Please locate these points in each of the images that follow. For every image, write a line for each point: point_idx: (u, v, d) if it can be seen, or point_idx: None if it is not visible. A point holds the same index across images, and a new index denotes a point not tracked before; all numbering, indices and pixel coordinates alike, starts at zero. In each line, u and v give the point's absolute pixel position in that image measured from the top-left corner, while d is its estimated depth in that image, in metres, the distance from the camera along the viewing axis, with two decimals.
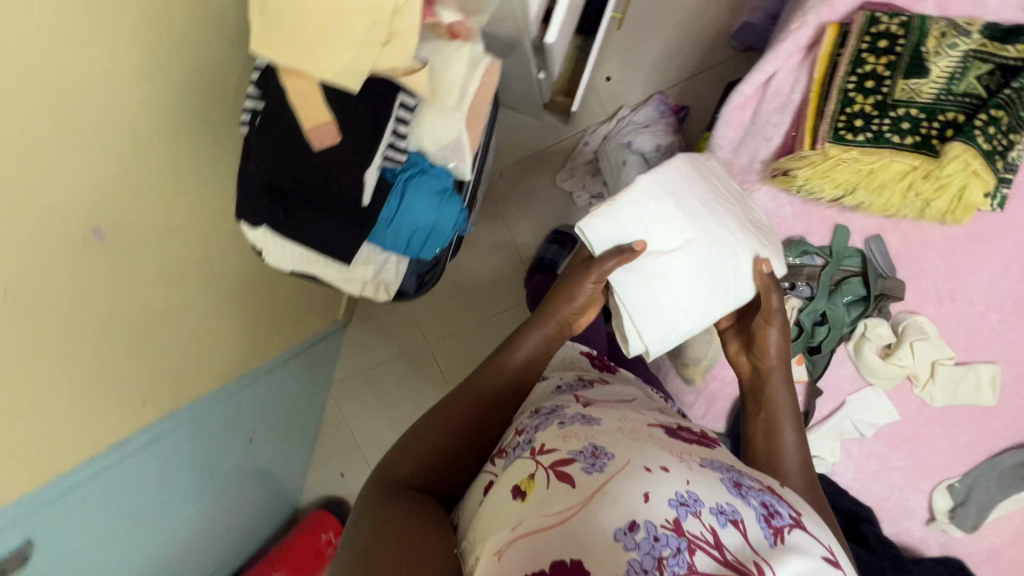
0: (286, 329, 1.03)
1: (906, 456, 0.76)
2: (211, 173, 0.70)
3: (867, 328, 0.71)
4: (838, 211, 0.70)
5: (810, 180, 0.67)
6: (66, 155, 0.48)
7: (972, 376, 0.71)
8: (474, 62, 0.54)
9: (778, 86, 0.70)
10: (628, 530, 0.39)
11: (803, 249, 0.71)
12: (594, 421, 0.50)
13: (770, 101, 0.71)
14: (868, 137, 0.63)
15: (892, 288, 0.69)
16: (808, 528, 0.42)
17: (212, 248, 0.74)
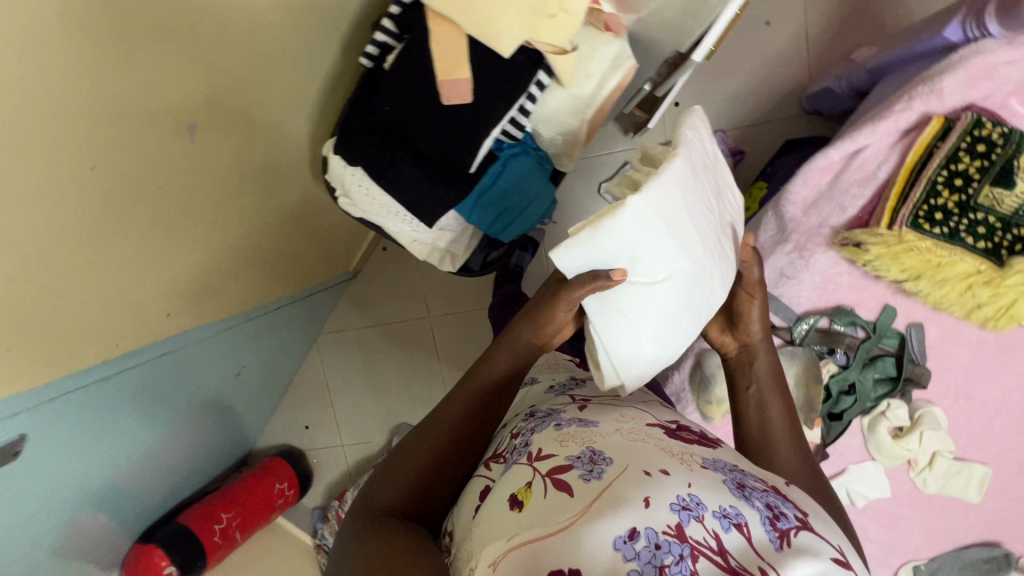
0: (302, 271, 0.99)
1: (885, 532, 0.80)
2: (290, 98, 0.65)
3: (888, 408, 0.74)
4: (891, 292, 0.72)
5: (879, 257, 0.69)
6: (166, 43, 0.43)
7: (966, 474, 0.76)
8: (617, 62, 0.54)
9: (864, 160, 0.72)
10: (628, 538, 0.37)
11: (850, 319, 0.73)
12: (590, 423, 0.50)
13: (853, 172, 0.73)
14: (943, 232, 0.66)
15: (919, 376, 0.73)
16: (814, 529, 0.40)
17: (269, 175, 0.70)
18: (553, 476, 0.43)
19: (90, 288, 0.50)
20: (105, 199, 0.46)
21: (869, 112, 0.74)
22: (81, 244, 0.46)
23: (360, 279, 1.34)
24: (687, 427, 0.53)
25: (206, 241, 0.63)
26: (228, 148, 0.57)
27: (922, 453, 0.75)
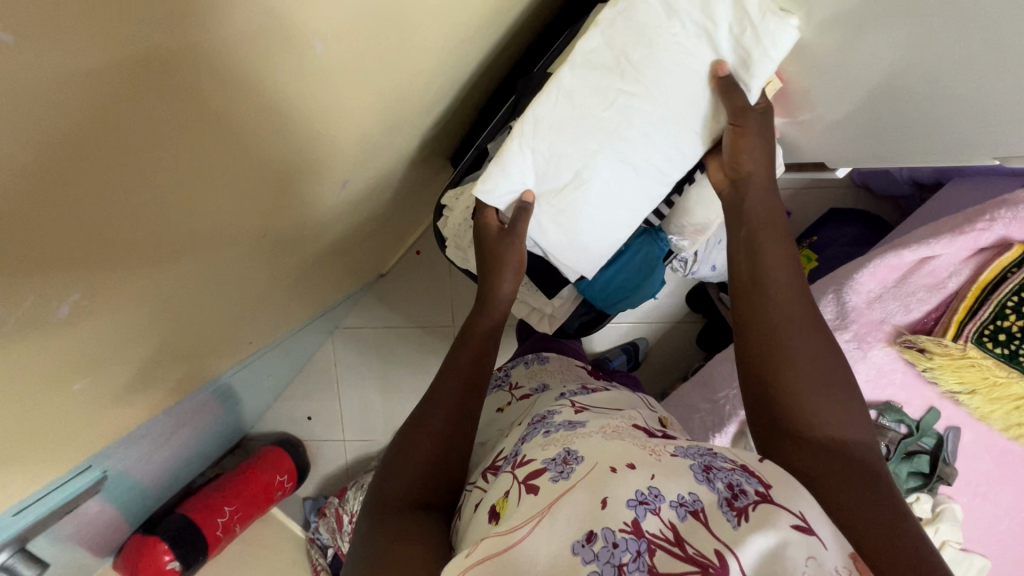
0: (345, 279, 0.94)
1: None
2: (411, 134, 0.61)
3: (915, 499, 0.80)
4: (940, 396, 0.78)
5: (940, 366, 0.74)
6: (345, 105, 0.40)
7: (970, 565, 0.81)
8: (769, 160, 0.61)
9: (935, 268, 0.74)
10: (586, 540, 0.33)
11: (898, 416, 0.78)
12: (577, 425, 0.48)
13: (922, 277, 0.76)
14: (1004, 352, 0.70)
15: (947, 474, 0.79)
16: (777, 499, 0.35)
17: (363, 204, 0.65)
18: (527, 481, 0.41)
19: (197, 316, 0.47)
20: (241, 237, 0.43)
21: (944, 220, 0.77)
22: (210, 283, 0.44)
23: (389, 278, 1.32)
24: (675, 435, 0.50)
25: (295, 261, 0.61)
26: (354, 183, 0.56)
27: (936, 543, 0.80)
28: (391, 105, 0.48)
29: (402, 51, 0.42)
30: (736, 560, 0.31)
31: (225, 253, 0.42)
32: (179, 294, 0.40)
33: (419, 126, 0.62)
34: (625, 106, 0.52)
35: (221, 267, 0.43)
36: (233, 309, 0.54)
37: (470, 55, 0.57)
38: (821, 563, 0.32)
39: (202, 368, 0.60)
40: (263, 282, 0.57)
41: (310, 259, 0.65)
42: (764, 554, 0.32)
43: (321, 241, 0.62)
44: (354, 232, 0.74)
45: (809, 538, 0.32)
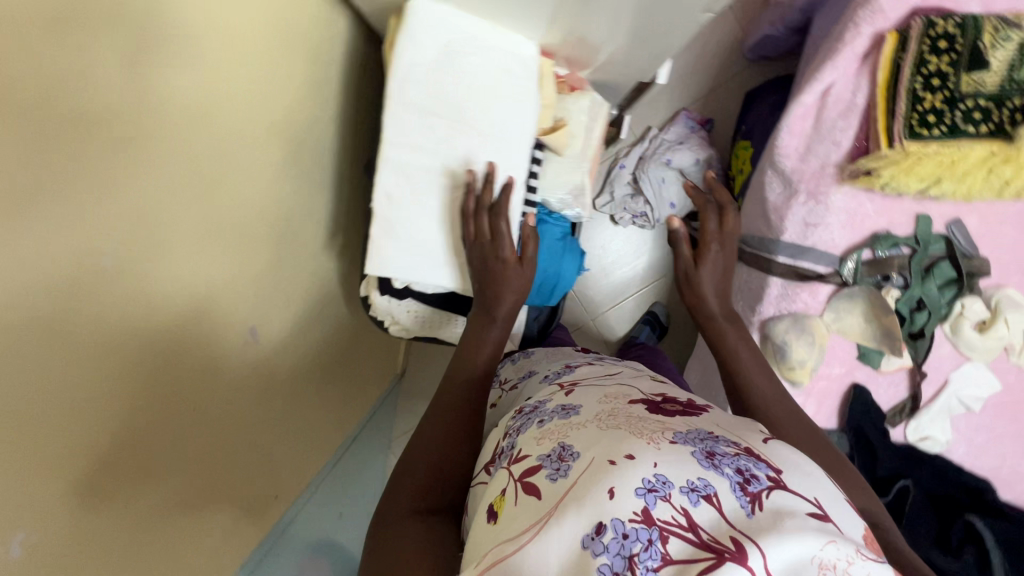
0: (359, 395, 1.00)
1: (1012, 423, 0.79)
2: (302, 249, 0.67)
3: (963, 307, 0.76)
4: (918, 202, 0.75)
5: (894, 177, 0.71)
6: (191, 260, 0.46)
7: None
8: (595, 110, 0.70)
9: (838, 94, 0.74)
10: (595, 534, 0.36)
11: (891, 241, 0.75)
12: (572, 412, 0.49)
13: (832, 108, 0.74)
14: (942, 130, 0.68)
15: (981, 265, 0.75)
16: (787, 488, 0.38)
17: (302, 326, 0.71)
18: (526, 481, 0.42)
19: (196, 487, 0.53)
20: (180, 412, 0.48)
21: (821, 52, 0.77)
22: (171, 467, 0.48)
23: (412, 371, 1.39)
24: (673, 398, 0.52)
25: (273, 403, 0.67)
26: (261, 321, 0.60)
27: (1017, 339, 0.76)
28: (251, 245, 0.55)
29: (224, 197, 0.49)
30: (751, 544, 0.33)
31: (171, 436, 0.48)
32: (156, 479, 0.47)
33: (308, 237, 0.69)
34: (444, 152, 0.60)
35: (176, 448, 0.49)
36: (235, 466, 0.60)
37: (306, 167, 0.64)
38: (840, 545, 0.35)
39: (241, 531, 0.65)
40: (252, 436, 0.63)
41: (290, 393, 0.71)
42: (778, 540, 0.34)
43: (282, 374, 0.68)
44: (323, 352, 0.80)
45: (825, 523, 0.35)
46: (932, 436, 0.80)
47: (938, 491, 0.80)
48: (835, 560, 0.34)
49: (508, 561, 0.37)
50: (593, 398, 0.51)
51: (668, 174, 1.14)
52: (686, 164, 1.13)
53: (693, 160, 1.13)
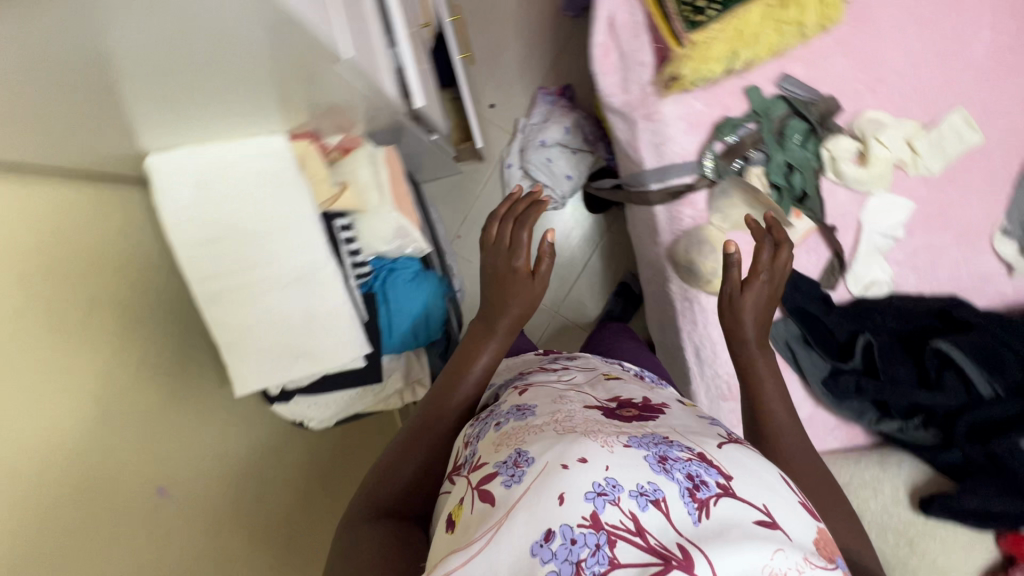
0: (358, 440, 1.39)
1: (948, 229, 1.07)
2: (202, 373, 1.02)
3: (832, 150, 1.05)
4: (737, 77, 1.09)
5: (695, 67, 1.03)
6: (89, 415, 0.77)
7: (899, 208, 1.06)
8: (372, 157, 1.11)
9: (619, 17, 1.11)
10: (545, 541, 0.56)
11: (732, 124, 1.06)
12: (526, 413, 0.76)
13: (624, 33, 1.11)
14: (701, 22, 1.02)
15: (789, 130, 1.02)
16: (733, 496, 0.60)
17: (247, 427, 1.08)
18: (485, 488, 0.64)
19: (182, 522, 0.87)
20: (179, 488, 0.88)
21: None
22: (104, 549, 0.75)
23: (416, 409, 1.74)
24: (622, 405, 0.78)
25: (230, 484, 0.99)
26: (169, 481, 0.87)
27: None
28: (168, 404, 0.92)
29: (112, 368, 0.83)
30: (694, 550, 0.54)
31: (135, 518, 0.80)
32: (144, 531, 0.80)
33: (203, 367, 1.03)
34: (277, 280, 1.01)
35: (137, 524, 0.80)
36: (213, 511, 0.93)
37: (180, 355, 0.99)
38: (786, 554, 0.56)
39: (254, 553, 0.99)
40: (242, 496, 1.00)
41: (260, 472, 1.07)
42: (718, 547, 0.55)
43: (244, 468, 1.03)
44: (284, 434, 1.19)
45: (780, 547, 0.56)
46: (876, 279, 1.05)
47: (878, 340, 1.02)
48: (785, 567, 0.55)
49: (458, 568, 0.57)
50: (552, 402, 0.79)
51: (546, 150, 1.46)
52: (557, 136, 1.46)
53: (561, 131, 1.46)
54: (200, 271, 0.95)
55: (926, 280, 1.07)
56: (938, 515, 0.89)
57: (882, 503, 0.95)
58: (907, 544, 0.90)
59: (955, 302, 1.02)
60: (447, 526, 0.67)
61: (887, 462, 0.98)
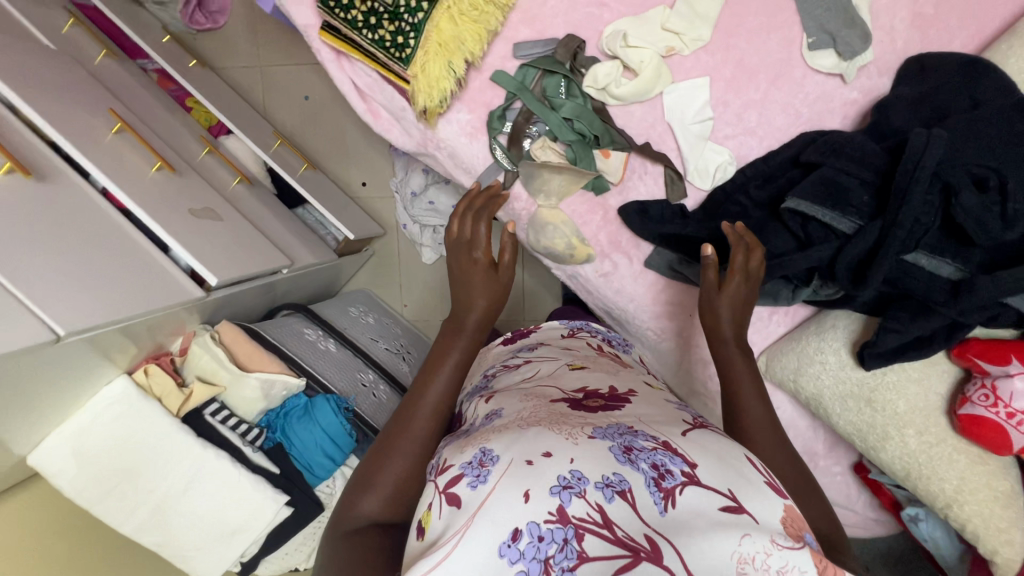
0: None
1: (759, 85, 0.94)
2: None
3: (592, 80, 0.94)
4: (482, 74, 0.98)
5: (428, 96, 0.96)
6: None
7: (697, 92, 0.95)
8: (206, 342, 0.92)
9: (360, 82, 1.06)
10: (512, 540, 0.52)
11: (499, 116, 0.99)
12: (496, 418, 0.71)
13: (375, 93, 1.06)
14: (411, 46, 0.93)
15: (588, 63, 0.95)
16: (698, 481, 0.56)
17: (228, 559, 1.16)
18: (451, 490, 0.59)
19: None
20: None
21: (298, 24, 1.02)
22: None
23: None
24: (594, 393, 0.76)
25: None
26: None
27: (654, 57, 0.93)
28: None
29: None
30: (658, 538, 0.51)
31: None
32: None
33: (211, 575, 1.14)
34: (121, 494, 0.82)
35: None
36: None
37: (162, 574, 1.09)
38: (753, 537, 0.52)
39: None
40: None
41: None
42: (678, 526, 0.53)
43: None
44: None
45: (740, 515, 0.54)
46: (710, 162, 0.97)
47: (746, 216, 0.94)
48: (747, 554, 0.51)
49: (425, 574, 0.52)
50: (522, 401, 0.75)
51: (424, 196, 1.57)
52: (422, 180, 1.56)
53: (422, 174, 1.56)
54: (75, 443, 0.82)
55: (814, 114, 0.94)
56: (874, 364, 0.80)
57: (830, 376, 0.88)
58: (864, 406, 0.84)
59: (807, 141, 0.93)
60: (416, 532, 0.60)
61: (823, 327, 0.92)
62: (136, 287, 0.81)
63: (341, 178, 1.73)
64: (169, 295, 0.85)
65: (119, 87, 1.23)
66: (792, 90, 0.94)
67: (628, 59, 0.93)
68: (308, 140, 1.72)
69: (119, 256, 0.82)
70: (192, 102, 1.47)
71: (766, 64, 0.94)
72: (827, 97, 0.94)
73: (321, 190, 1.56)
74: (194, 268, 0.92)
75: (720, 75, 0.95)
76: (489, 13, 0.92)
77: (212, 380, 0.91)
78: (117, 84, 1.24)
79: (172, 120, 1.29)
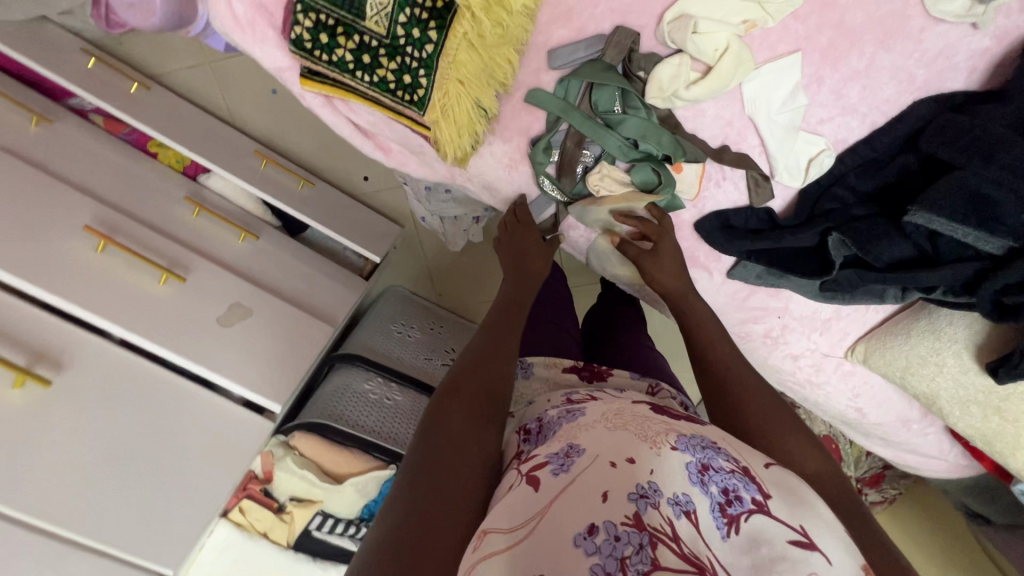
0: None
1: (862, 52, 0.75)
2: None
3: (657, 88, 0.76)
4: (514, 99, 0.79)
5: (454, 141, 0.77)
6: None
7: (785, 74, 0.76)
8: (287, 465, 0.88)
9: (364, 122, 0.87)
10: (588, 534, 0.47)
11: (543, 146, 0.81)
12: (578, 413, 0.64)
13: (386, 133, 0.88)
14: (424, 86, 0.73)
15: (648, 64, 0.76)
16: (772, 512, 0.51)
17: None
18: (532, 473, 0.55)
19: None
20: None
21: (269, 68, 0.81)
22: None
23: None
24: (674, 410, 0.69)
25: None
26: None
27: (731, 41, 0.73)
28: None
29: None
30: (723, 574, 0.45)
31: None
32: None
33: None
34: None
35: None
36: None
37: None
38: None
39: None
40: None
41: None
42: (748, 559, 0.47)
43: None
44: None
45: (808, 550, 0.47)
46: (804, 158, 0.81)
47: (850, 216, 0.82)
48: None
49: (504, 548, 0.48)
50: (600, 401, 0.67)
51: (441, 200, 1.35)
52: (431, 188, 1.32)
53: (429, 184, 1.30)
54: None
55: (932, 75, 0.76)
56: (1005, 379, 0.75)
57: (947, 380, 0.83)
58: (991, 415, 0.80)
59: (926, 114, 0.77)
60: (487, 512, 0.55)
61: (936, 326, 0.84)
62: (203, 467, 0.75)
63: (339, 177, 1.51)
64: (242, 448, 0.79)
65: (75, 165, 1.04)
66: (905, 49, 0.74)
67: (700, 52, 0.73)
68: (291, 140, 1.47)
69: (170, 434, 0.74)
70: (154, 143, 1.25)
71: (874, 21, 0.73)
72: (949, 51, 0.74)
73: (328, 208, 1.38)
74: (258, 400, 0.85)
75: (814, 46, 0.75)
76: (517, 26, 0.69)
77: (307, 496, 0.88)
78: (70, 162, 1.04)
79: (147, 186, 1.10)
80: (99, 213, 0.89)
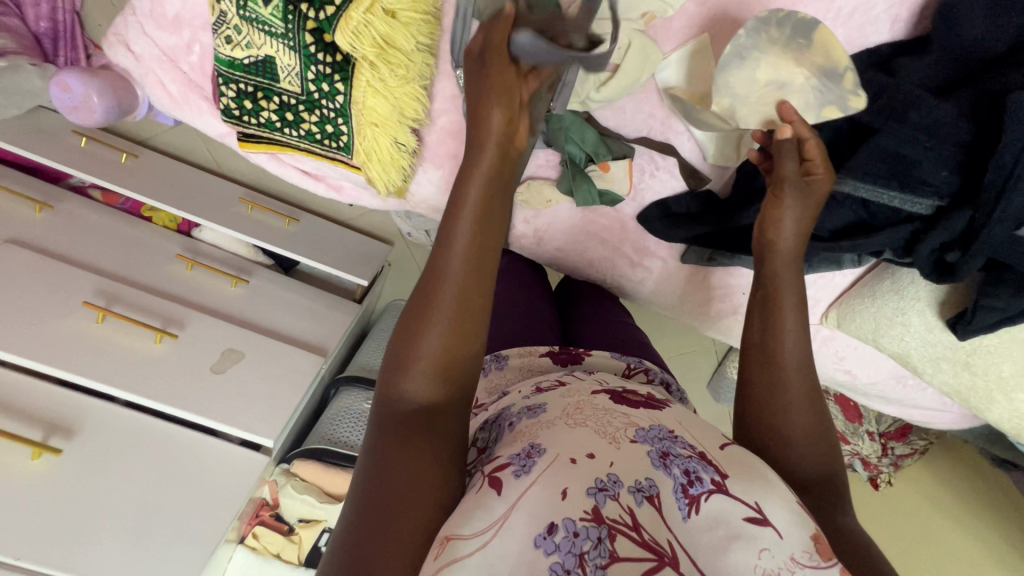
0: None
1: None
2: None
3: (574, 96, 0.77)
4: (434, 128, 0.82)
5: (383, 176, 0.81)
6: None
7: (698, 59, 0.75)
8: (290, 491, 0.98)
9: (308, 168, 0.92)
10: (548, 534, 0.46)
11: None
12: (538, 412, 0.60)
13: (330, 175, 0.93)
14: (348, 133, 0.78)
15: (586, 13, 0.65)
16: (729, 490, 0.51)
17: None
18: (494, 473, 0.52)
19: None
20: None
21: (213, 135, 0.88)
22: None
23: None
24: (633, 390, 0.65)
25: None
26: None
27: (632, 38, 0.72)
28: None
29: None
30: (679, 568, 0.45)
31: None
32: None
33: None
34: None
35: None
36: None
37: None
38: (772, 552, 0.47)
39: None
40: None
41: None
42: (705, 537, 0.49)
43: None
44: None
45: (757, 529, 0.48)
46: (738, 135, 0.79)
47: None
48: (773, 565, 0.47)
49: (467, 555, 0.45)
50: (563, 393, 0.63)
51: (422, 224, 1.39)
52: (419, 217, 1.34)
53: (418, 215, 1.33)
54: None
55: (852, 33, 0.71)
56: (965, 334, 0.73)
57: (916, 338, 0.81)
58: (961, 370, 0.79)
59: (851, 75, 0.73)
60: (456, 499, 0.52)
61: (900, 285, 0.80)
62: (205, 508, 0.83)
63: (323, 206, 1.57)
64: (242, 481, 0.87)
65: (77, 242, 1.15)
66: (817, 11, 0.70)
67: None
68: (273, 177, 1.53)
69: (175, 478, 0.83)
70: (148, 208, 1.36)
71: None
72: (865, 6, 0.70)
73: (317, 238, 1.45)
74: (254, 438, 0.94)
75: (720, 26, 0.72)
76: (418, 63, 0.72)
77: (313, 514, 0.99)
78: (73, 242, 1.15)
79: (143, 248, 1.21)
80: (98, 286, 0.99)
